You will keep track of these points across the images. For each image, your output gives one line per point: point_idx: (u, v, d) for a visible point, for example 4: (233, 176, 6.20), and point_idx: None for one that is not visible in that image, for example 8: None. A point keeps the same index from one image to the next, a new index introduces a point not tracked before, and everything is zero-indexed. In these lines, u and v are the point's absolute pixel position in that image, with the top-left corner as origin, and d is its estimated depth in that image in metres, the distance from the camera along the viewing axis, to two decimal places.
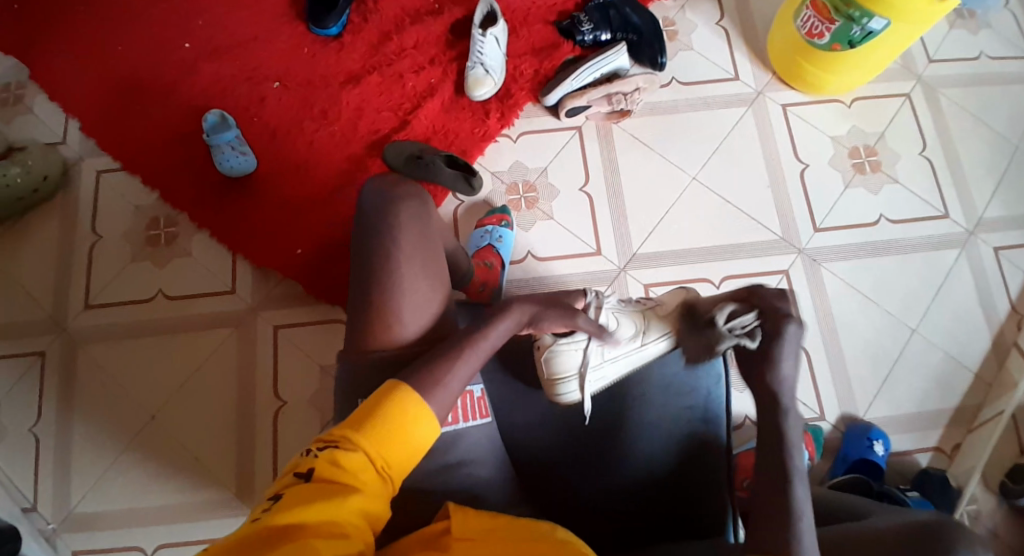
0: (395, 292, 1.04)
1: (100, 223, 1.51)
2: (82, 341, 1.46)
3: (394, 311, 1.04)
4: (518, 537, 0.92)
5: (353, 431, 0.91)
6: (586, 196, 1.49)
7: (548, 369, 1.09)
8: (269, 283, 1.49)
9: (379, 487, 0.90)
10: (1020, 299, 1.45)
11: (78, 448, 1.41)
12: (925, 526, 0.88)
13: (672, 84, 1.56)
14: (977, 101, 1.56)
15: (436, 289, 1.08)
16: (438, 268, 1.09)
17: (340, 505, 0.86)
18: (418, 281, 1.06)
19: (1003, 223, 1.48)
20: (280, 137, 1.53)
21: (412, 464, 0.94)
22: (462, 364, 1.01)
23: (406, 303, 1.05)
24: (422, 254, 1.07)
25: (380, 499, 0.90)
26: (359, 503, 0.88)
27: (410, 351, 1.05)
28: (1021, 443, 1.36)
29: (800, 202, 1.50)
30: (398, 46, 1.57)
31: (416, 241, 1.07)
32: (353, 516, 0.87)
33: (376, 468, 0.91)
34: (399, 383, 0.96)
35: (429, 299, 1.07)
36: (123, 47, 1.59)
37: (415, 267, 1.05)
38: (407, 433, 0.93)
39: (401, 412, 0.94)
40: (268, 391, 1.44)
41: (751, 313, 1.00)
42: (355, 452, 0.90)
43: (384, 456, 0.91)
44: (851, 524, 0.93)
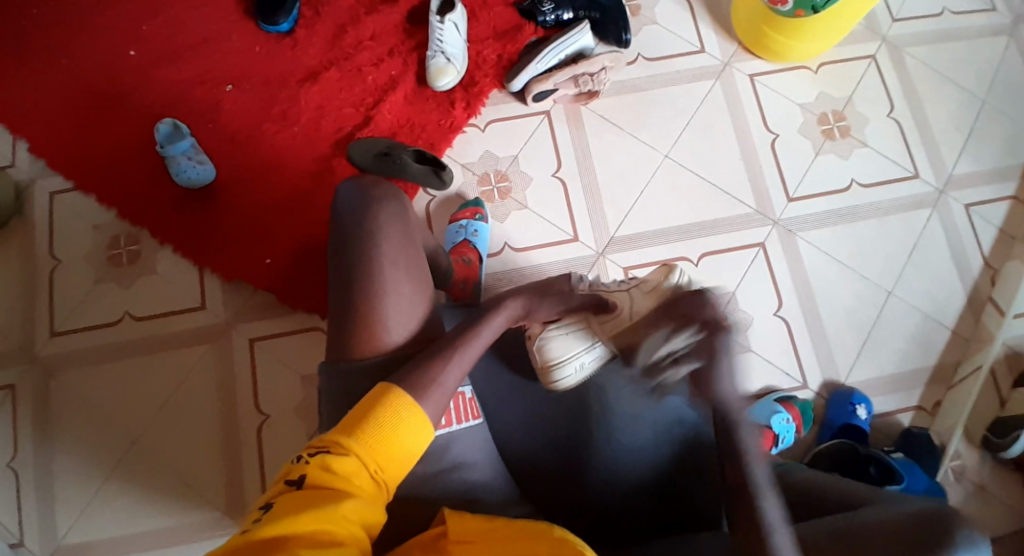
0: (379, 300, 1.01)
1: (58, 245, 1.45)
2: (53, 369, 1.41)
3: (381, 322, 1.01)
4: (515, 535, 0.91)
5: (345, 436, 0.90)
6: (558, 182, 1.47)
7: (542, 356, 1.08)
8: (241, 295, 1.45)
9: (374, 492, 0.88)
10: (993, 255, 1.47)
11: (60, 479, 1.37)
12: (933, 513, 0.88)
13: (639, 60, 1.53)
14: (942, 59, 1.56)
15: (422, 291, 1.05)
16: (423, 269, 1.06)
17: (334, 511, 0.84)
18: (401, 288, 1.03)
19: (973, 180, 1.50)
20: (239, 143, 1.48)
21: (407, 467, 0.92)
22: (455, 361, 1.00)
23: (392, 307, 1.02)
24: (405, 257, 1.04)
25: (375, 503, 0.88)
26: (354, 508, 0.85)
27: (400, 356, 1.02)
28: (1001, 397, 1.39)
29: (773, 172, 1.49)
30: (354, 39, 1.51)
31: (399, 245, 1.04)
32: (349, 521, 0.84)
33: (370, 472, 0.89)
34: (391, 385, 0.95)
35: (413, 305, 1.04)
36: (65, 57, 1.51)
37: (400, 271, 1.03)
38: (400, 435, 0.92)
39: (394, 414, 0.92)
40: (250, 405, 1.40)
41: (692, 330, 0.86)
42: (348, 456, 0.88)
43: (377, 459, 0.90)
44: (847, 515, 0.93)
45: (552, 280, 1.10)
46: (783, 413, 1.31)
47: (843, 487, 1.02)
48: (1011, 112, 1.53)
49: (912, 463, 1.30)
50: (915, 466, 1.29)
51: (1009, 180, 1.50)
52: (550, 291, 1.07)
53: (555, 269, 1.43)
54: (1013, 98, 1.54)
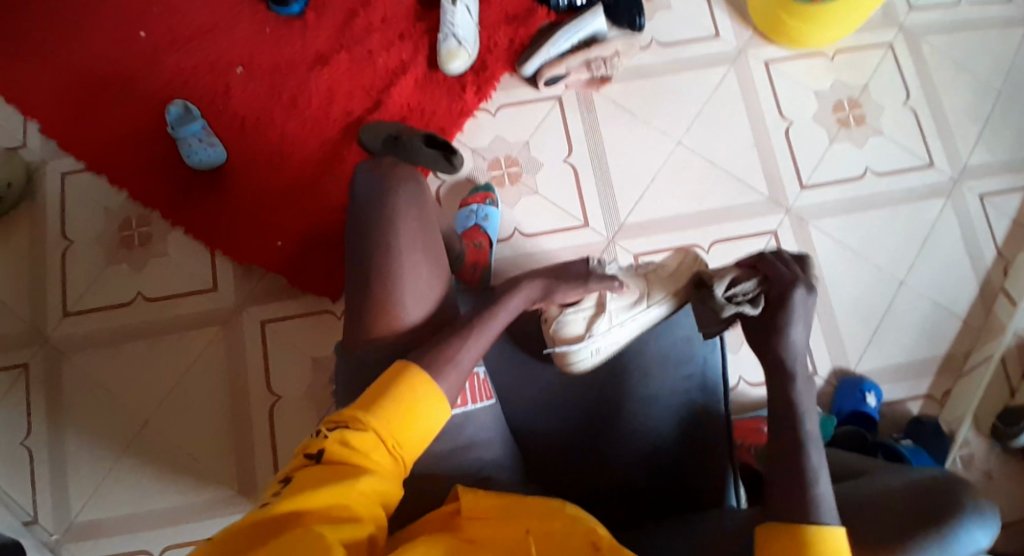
0: (395, 281, 1.02)
1: (70, 227, 1.46)
2: (66, 350, 1.42)
3: (398, 299, 1.02)
4: (531, 512, 0.92)
5: (363, 411, 0.90)
6: (570, 168, 1.46)
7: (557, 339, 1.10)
8: (251, 278, 1.45)
9: (391, 468, 0.89)
10: (1007, 245, 1.46)
11: (73, 458, 1.38)
12: (937, 482, 0.88)
13: (652, 46, 1.52)
14: (960, 46, 1.54)
15: (439, 273, 1.06)
16: (438, 252, 1.07)
17: (350, 487, 0.84)
18: (421, 265, 1.03)
19: (988, 170, 1.48)
20: (249, 126, 1.47)
21: (425, 443, 0.92)
22: (472, 340, 1.00)
23: (407, 289, 1.03)
24: (422, 239, 1.04)
25: (392, 479, 0.88)
26: (371, 484, 0.86)
27: (412, 338, 1.03)
28: (1011, 386, 1.39)
29: (786, 160, 1.48)
30: (365, 22, 1.50)
31: (416, 227, 1.04)
32: (364, 497, 0.85)
33: (388, 449, 0.89)
34: (411, 363, 0.94)
35: (432, 284, 1.05)
36: (77, 40, 1.50)
37: (416, 252, 1.03)
38: (420, 412, 0.91)
39: (412, 389, 0.92)
40: (260, 387, 1.41)
41: (755, 281, 0.99)
42: (366, 433, 0.89)
43: (396, 435, 0.90)
44: (857, 482, 0.94)
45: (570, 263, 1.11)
46: (798, 419, 1.27)
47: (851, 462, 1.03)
48: None
49: (921, 451, 1.29)
50: (923, 452, 1.29)
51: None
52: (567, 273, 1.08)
53: (566, 254, 1.43)
54: None
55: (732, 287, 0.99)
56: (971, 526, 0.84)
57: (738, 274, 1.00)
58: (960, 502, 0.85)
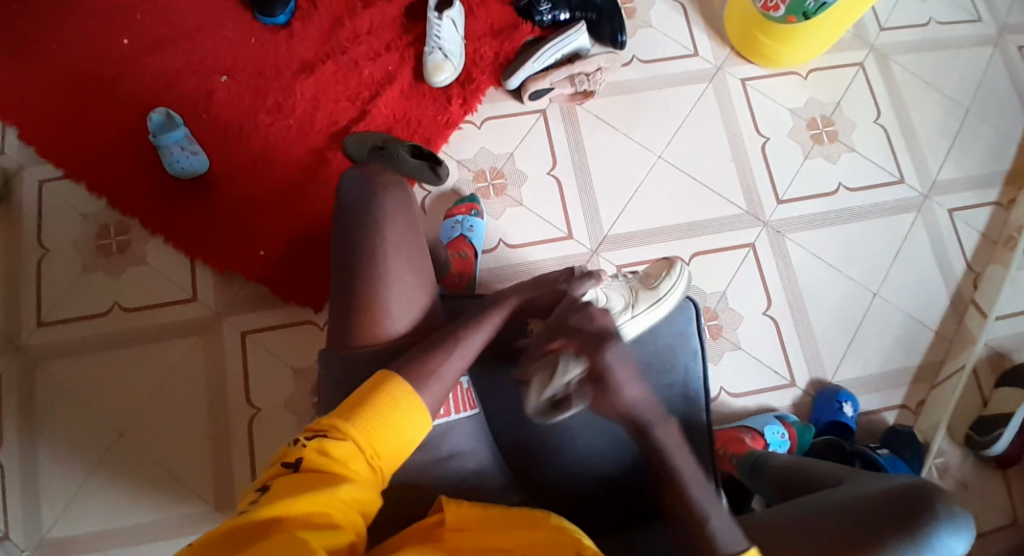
0: (381, 287, 1.02)
1: (46, 234, 1.43)
2: (39, 360, 1.38)
3: (384, 305, 1.02)
4: (514, 523, 0.91)
5: (342, 420, 0.90)
6: (553, 180, 1.48)
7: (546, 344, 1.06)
8: (233, 287, 1.44)
9: (368, 477, 0.88)
10: (976, 258, 1.51)
11: (45, 472, 1.34)
12: (908, 492, 0.90)
13: (633, 62, 1.55)
14: (928, 67, 1.60)
15: (424, 281, 1.06)
16: (424, 259, 1.07)
17: (330, 494, 0.83)
18: (407, 270, 1.04)
19: (956, 185, 1.54)
20: (233, 134, 1.47)
21: (402, 455, 0.92)
22: (457, 352, 1.01)
23: (394, 294, 1.03)
24: (409, 245, 1.05)
25: (370, 489, 0.88)
26: (350, 492, 0.85)
27: (400, 344, 1.03)
28: (983, 396, 1.43)
29: (763, 174, 1.52)
30: (351, 33, 1.51)
31: (403, 233, 1.04)
32: (344, 505, 0.84)
33: (366, 458, 0.89)
34: (390, 374, 0.95)
35: (417, 288, 1.05)
36: (57, 45, 1.48)
37: (402, 259, 1.03)
38: (398, 423, 0.92)
39: (391, 401, 0.93)
40: (240, 398, 1.39)
41: (580, 364, 0.92)
42: (345, 441, 0.88)
43: (374, 445, 0.90)
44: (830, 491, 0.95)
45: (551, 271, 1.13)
46: (775, 426, 1.33)
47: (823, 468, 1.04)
48: (993, 120, 1.58)
49: (897, 459, 1.32)
50: (897, 460, 1.32)
51: (990, 186, 1.54)
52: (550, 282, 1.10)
53: (550, 265, 1.44)
54: (996, 106, 1.59)
55: (559, 374, 0.93)
56: (943, 534, 0.87)
57: (556, 356, 0.94)
58: (929, 509, 0.87)
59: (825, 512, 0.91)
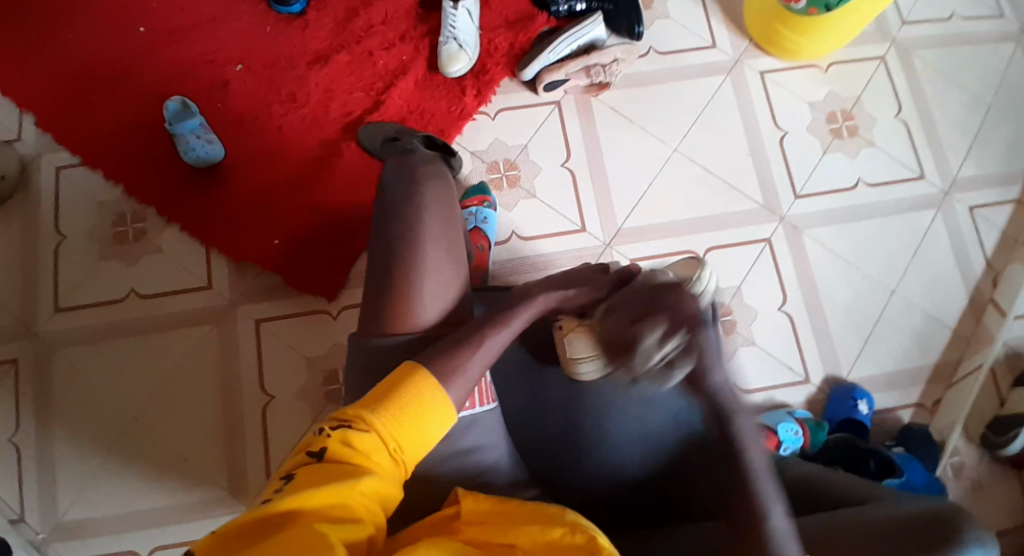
0: (417, 274, 1.06)
1: (64, 222, 1.44)
2: (55, 346, 1.40)
3: (416, 290, 1.05)
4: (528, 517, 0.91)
5: (367, 411, 0.89)
6: (567, 172, 1.47)
7: (568, 349, 1.06)
8: (247, 276, 1.44)
9: (391, 471, 0.88)
10: (996, 257, 1.48)
11: (61, 457, 1.36)
12: (935, 516, 0.89)
13: (650, 54, 1.54)
14: (950, 62, 1.57)
15: (457, 275, 1.09)
16: (461, 253, 1.11)
17: (351, 489, 0.84)
18: (445, 262, 1.08)
19: (977, 183, 1.51)
20: (249, 123, 1.47)
21: (427, 447, 0.92)
22: (480, 350, 0.99)
23: (426, 282, 1.06)
24: (446, 237, 1.09)
25: (391, 482, 0.88)
26: (372, 486, 0.85)
27: (428, 336, 1.05)
28: (1001, 396, 1.41)
29: (780, 168, 1.50)
30: (367, 23, 1.51)
31: (443, 225, 1.09)
32: (365, 498, 0.84)
33: (390, 451, 0.89)
34: (418, 366, 0.95)
35: (451, 278, 1.08)
36: (75, 34, 1.49)
37: (440, 249, 1.07)
38: (424, 415, 0.91)
39: (419, 394, 0.92)
40: (253, 387, 1.40)
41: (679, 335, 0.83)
42: (369, 433, 0.88)
43: (398, 438, 0.89)
44: (853, 509, 0.95)
45: (580, 267, 1.11)
46: (789, 423, 1.32)
47: (843, 482, 1.04)
48: (1016, 117, 1.55)
49: (912, 458, 1.30)
50: (914, 461, 1.30)
51: (1012, 183, 1.52)
52: (579, 278, 1.09)
53: (563, 259, 1.43)
54: (1019, 102, 1.56)
55: (622, 340, 0.95)
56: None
57: (650, 328, 0.84)
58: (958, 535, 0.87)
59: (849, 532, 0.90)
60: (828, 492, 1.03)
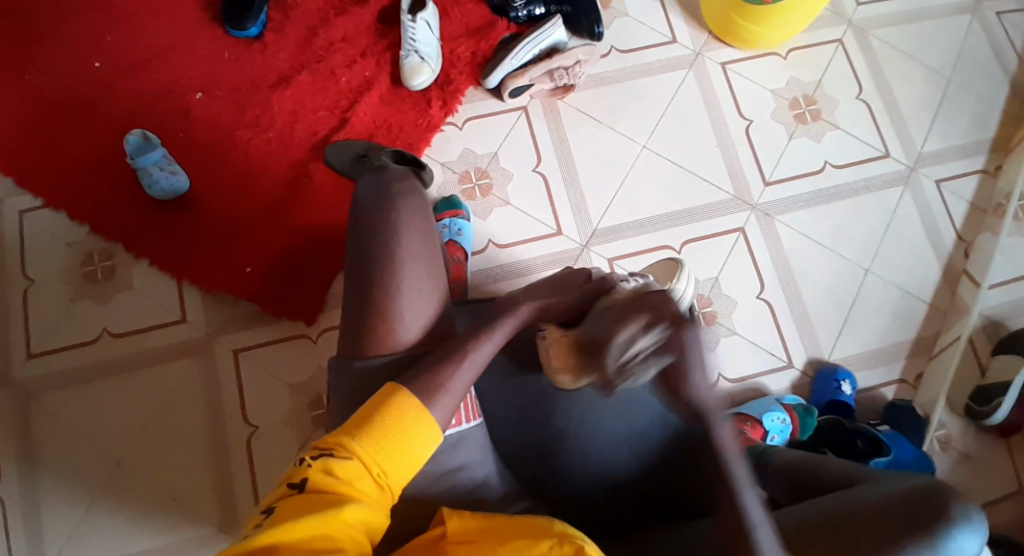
0: (399, 295, 1.06)
1: (30, 265, 1.41)
2: (32, 393, 1.37)
3: (397, 311, 1.05)
4: (515, 531, 0.92)
5: (349, 439, 0.93)
6: (539, 177, 1.47)
7: (552, 362, 1.10)
8: (222, 305, 1.42)
9: (375, 496, 0.92)
10: (966, 228, 1.51)
11: (47, 505, 1.33)
12: (920, 494, 0.93)
13: (612, 53, 1.54)
14: (907, 39, 1.60)
15: (438, 292, 1.09)
16: (440, 271, 1.11)
17: (335, 516, 0.87)
18: (426, 280, 1.08)
19: (942, 157, 1.54)
20: (212, 150, 1.45)
21: (411, 472, 0.95)
22: (464, 365, 1.03)
23: (407, 301, 1.06)
24: (426, 257, 1.09)
25: (375, 507, 0.91)
26: (356, 513, 0.88)
27: (413, 354, 1.06)
28: (980, 365, 1.44)
29: (748, 157, 1.51)
30: (326, 41, 1.49)
31: (422, 243, 1.09)
32: (349, 526, 0.87)
33: (374, 477, 0.92)
34: (398, 387, 0.98)
35: (430, 295, 1.08)
36: (26, 70, 1.45)
37: (421, 267, 1.07)
38: (403, 438, 0.95)
39: (399, 418, 0.95)
40: (237, 417, 1.38)
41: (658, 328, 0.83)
42: (351, 460, 0.92)
43: (380, 463, 0.93)
44: (846, 492, 0.98)
45: (566, 273, 1.13)
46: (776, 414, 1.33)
47: (834, 464, 1.06)
48: (974, 89, 1.58)
49: (899, 435, 1.33)
50: (901, 438, 1.33)
51: (976, 154, 1.54)
52: (567, 286, 1.12)
53: (540, 264, 1.43)
54: (977, 74, 1.59)
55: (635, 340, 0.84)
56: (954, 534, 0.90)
57: (636, 320, 0.85)
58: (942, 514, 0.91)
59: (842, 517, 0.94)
60: (820, 476, 1.06)
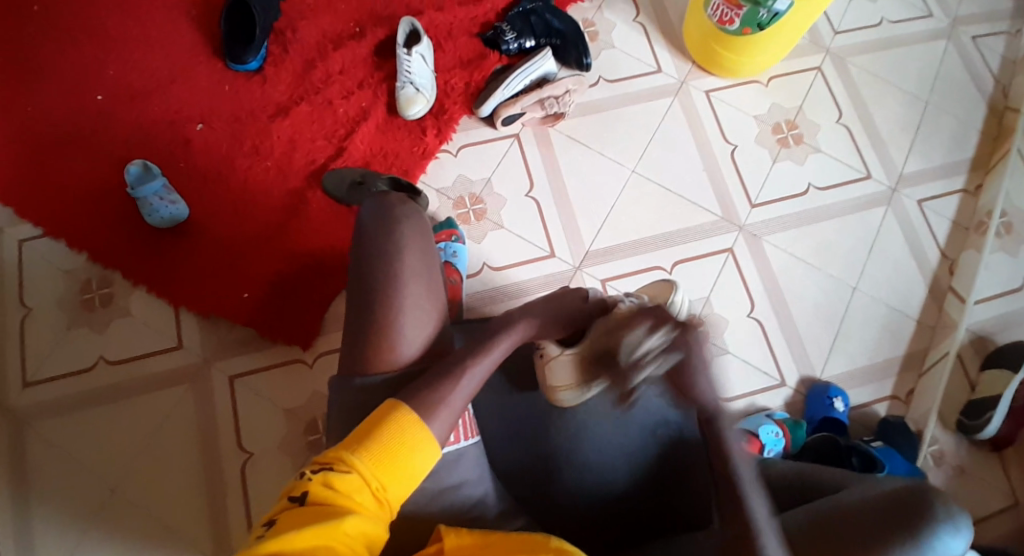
0: (400, 311, 1.07)
1: (28, 294, 1.42)
2: (26, 421, 1.36)
3: (396, 323, 1.07)
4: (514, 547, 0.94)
5: (348, 453, 0.94)
6: (532, 202, 1.51)
7: (550, 377, 1.11)
8: (218, 331, 1.43)
9: (375, 509, 0.92)
10: (949, 246, 1.55)
11: (38, 535, 1.31)
12: (910, 493, 0.96)
13: (600, 82, 1.59)
14: (884, 66, 1.66)
15: (437, 307, 1.11)
16: (438, 285, 1.13)
17: (335, 528, 0.87)
18: (425, 292, 1.09)
19: (923, 177, 1.59)
20: (211, 180, 1.48)
21: (411, 485, 0.95)
22: (463, 381, 1.03)
23: (408, 315, 1.08)
24: (426, 270, 1.11)
25: (375, 520, 0.91)
26: (355, 525, 0.89)
27: (414, 370, 1.07)
28: (970, 380, 1.46)
29: (734, 179, 1.55)
30: (323, 74, 1.54)
31: (421, 264, 1.11)
32: (348, 538, 0.88)
33: (373, 491, 0.93)
34: (397, 403, 0.99)
35: (429, 307, 1.10)
36: (29, 103, 1.49)
37: (421, 280, 1.09)
38: (403, 453, 0.95)
39: (398, 432, 0.96)
40: (232, 443, 1.38)
41: None
42: (350, 474, 0.92)
43: (379, 476, 0.93)
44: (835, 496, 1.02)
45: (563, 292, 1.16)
46: (770, 426, 1.34)
47: (824, 475, 1.11)
48: (951, 112, 1.64)
49: (892, 450, 1.34)
50: (895, 453, 1.34)
51: (956, 174, 1.59)
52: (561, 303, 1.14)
53: (534, 286, 1.46)
54: (953, 98, 1.65)
55: None
56: (943, 535, 0.94)
57: None
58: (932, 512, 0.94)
59: (831, 522, 0.97)
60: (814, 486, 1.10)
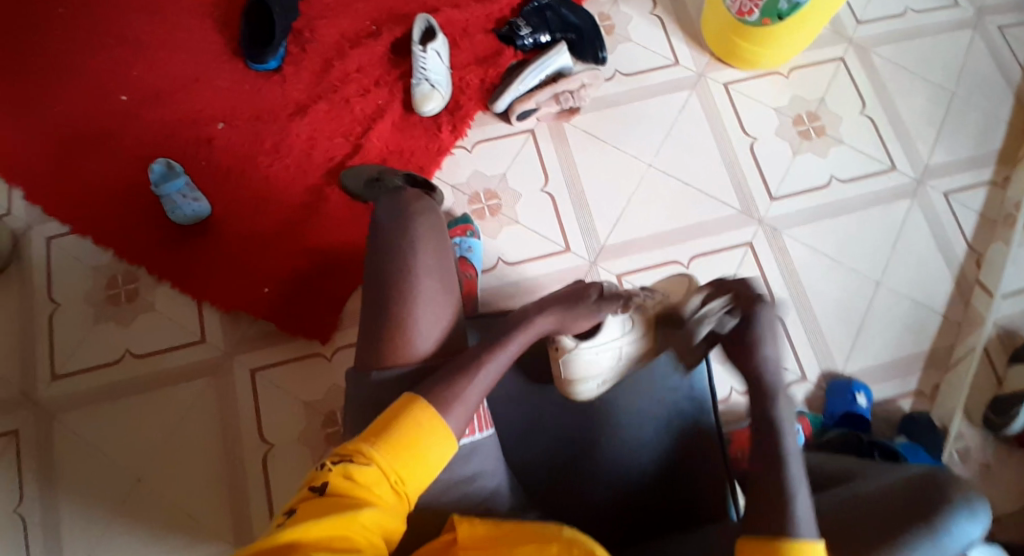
0: (412, 305, 1.08)
1: (57, 289, 1.47)
2: (56, 410, 1.41)
3: (408, 317, 1.08)
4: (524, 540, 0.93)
5: (367, 445, 0.95)
6: (547, 196, 1.51)
7: (565, 371, 1.12)
8: (240, 326, 1.46)
9: (392, 501, 0.93)
10: (977, 239, 1.51)
11: (66, 523, 1.36)
12: (923, 479, 0.94)
13: (617, 76, 1.58)
14: (910, 54, 1.62)
15: (450, 299, 1.11)
16: (452, 278, 1.13)
17: (352, 519, 0.89)
18: (436, 286, 1.10)
19: (950, 169, 1.55)
20: (233, 177, 1.51)
21: (428, 479, 0.96)
22: (478, 377, 1.03)
23: (421, 310, 1.08)
24: (439, 264, 1.11)
25: (393, 512, 0.92)
26: (373, 517, 0.90)
27: (426, 366, 1.07)
28: (998, 375, 1.42)
29: (754, 174, 1.53)
30: (341, 72, 1.56)
31: (435, 257, 1.11)
32: (366, 529, 0.89)
33: (391, 483, 0.93)
34: (415, 397, 0.99)
35: (439, 300, 1.10)
36: (58, 106, 1.53)
37: (433, 274, 1.10)
38: (420, 448, 0.96)
39: (416, 427, 0.97)
40: (253, 435, 1.41)
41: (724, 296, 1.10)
42: (369, 466, 0.93)
43: (397, 469, 0.94)
44: (847, 486, 0.99)
45: (579, 287, 1.14)
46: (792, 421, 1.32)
47: (835, 465, 1.08)
48: (979, 102, 1.59)
49: (916, 446, 1.30)
50: (918, 449, 1.30)
51: (984, 166, 1.55)
52: (577, 299, 1.13)
53: (549, 281, 1.46)
54: (981, 87, 1.60)
55: (705, 304, 1.11)
56: (960, 519, 0.91)
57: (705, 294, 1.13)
58: (945, 497, 0.91)
59: (852, 506, 0.95)
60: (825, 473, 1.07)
